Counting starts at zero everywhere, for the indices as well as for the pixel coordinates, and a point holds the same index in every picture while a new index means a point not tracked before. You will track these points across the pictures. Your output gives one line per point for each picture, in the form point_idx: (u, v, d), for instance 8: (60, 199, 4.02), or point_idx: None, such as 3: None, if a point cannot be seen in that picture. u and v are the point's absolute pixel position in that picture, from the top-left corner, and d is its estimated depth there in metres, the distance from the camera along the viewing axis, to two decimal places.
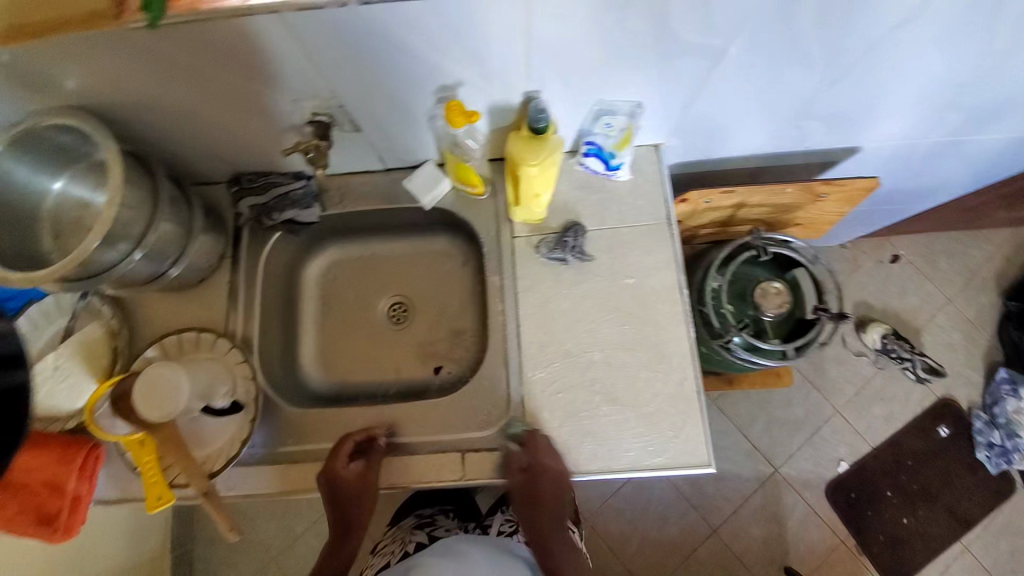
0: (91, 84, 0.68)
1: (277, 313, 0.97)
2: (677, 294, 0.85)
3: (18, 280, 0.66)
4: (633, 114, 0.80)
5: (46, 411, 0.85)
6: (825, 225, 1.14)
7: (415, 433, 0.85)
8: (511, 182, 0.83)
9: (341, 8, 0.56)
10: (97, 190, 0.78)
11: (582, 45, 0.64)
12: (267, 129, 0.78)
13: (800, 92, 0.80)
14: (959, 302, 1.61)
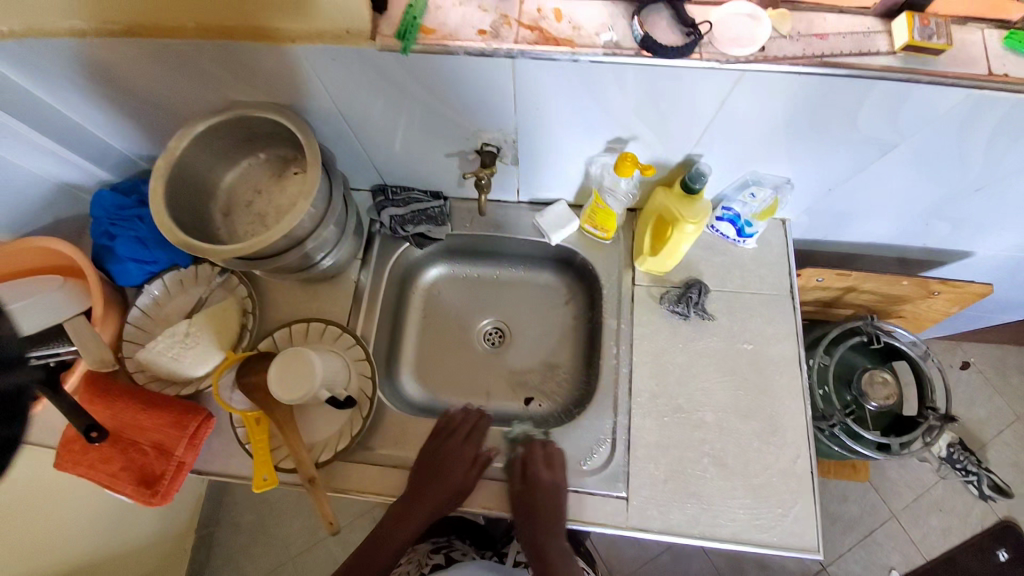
0: (304, 89, 0.73)
1: (389, 317, 1.01)
2: (796, 367, 0.86)
3: (207, 251, 0.70)
4: (780, 188, 0.83)
5: (167, 374, 0.89)
6: (926, 321, 1.14)
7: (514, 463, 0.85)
8: (652, 234, 0.84)
9: (570, 61, 0.59)
10: (271, 179, 0.84)
11: (765, 124, 0.68)
12: (434, 151, 0.84)
13: (943, 194, 0.82)
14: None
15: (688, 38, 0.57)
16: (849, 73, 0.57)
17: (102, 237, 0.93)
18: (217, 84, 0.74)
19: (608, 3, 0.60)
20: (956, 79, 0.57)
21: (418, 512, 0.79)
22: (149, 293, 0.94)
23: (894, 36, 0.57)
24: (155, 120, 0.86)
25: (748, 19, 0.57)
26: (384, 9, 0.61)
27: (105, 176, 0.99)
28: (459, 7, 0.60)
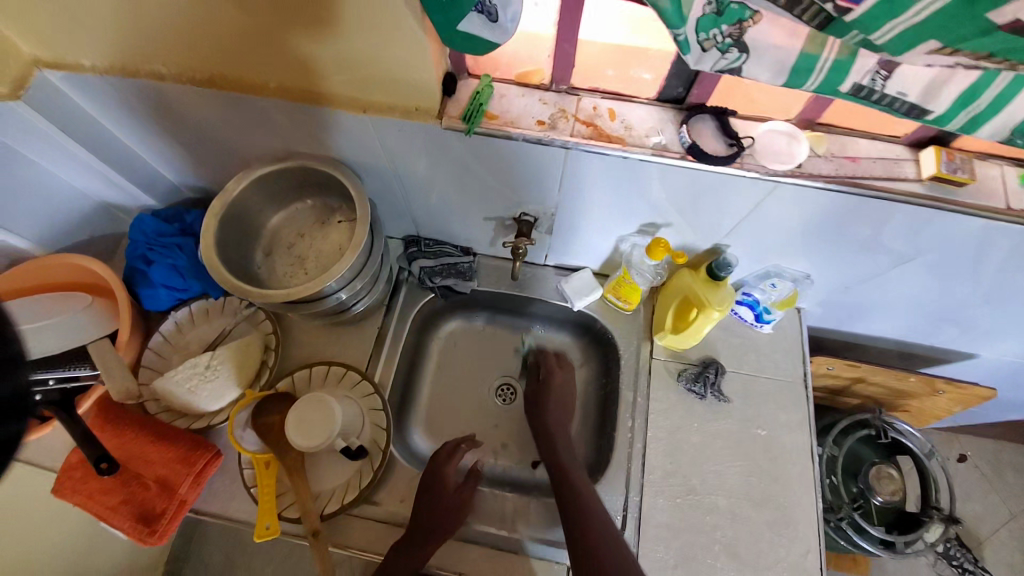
0: (363, 149, 0.77)
1: (407, 366, 1.01)
2: (808, 459, 0.87)
3: (256, 297, 0.73)
4: (798, 282, 0.87)
5: (181, 406, 0.89)
6: (929, 416, 1.15)
7: (523, 531, 0.84)
8: (675, 315, 0.88)
9: (618, 156, 0.64)
10: (315, 225, 0.87)
11: (792, 225, 0.72)
12: (473, 212, 0.88)
13: (953, 300, 0.86)
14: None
15: (731, 148, 0.62)
16: (876, 194, 0.62)
17: (138, 261, 0.94)
18: (280, 135, 0.78)
19: (659, 108, 0.65)
20: (976, 210, 0.62)
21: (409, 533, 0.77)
22: (174, 320, 0.96)
23: (923, 165, 0.62)
24: (211, 157, 0.88)
25: (786, 138, 0.62)
26: (452, 92, 0.66)
27: (148, 201, 1.00)
28: (522, 98, 0.66)
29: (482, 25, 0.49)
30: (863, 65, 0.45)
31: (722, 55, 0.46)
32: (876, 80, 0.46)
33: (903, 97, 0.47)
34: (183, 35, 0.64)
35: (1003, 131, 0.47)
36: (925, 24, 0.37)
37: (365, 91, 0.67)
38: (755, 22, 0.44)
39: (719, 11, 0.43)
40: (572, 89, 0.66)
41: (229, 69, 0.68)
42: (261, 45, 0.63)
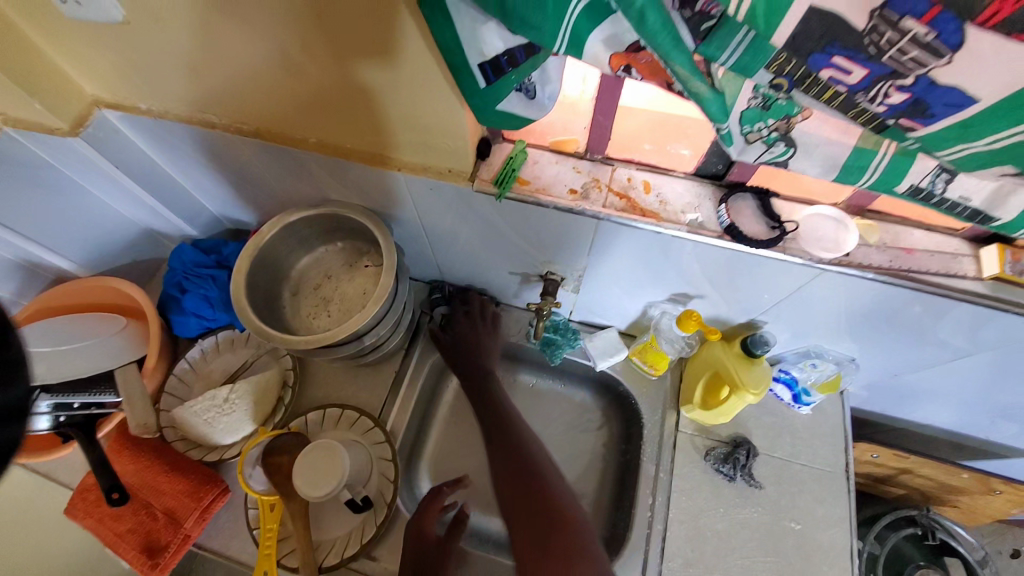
0: (396, 200, 0.78)
1: (420, 413, 0.99)
2: (848, 562, 0.79)
3: (279, 342, 0.74)
4: (842, 364, 0.82)
5: (197, 437, 0.89)
6: (986, 517, 1.02)
7: None
8: (703, 388, 0.83)
9: (653, 232, 0.62)
10: (344, 268, 0.88)
11: (837, 309, 0.67)
12: (499, 265, 0.87)
13: (1017, 398, 0.78)
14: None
15: (773, 231, 0.59)
16: (931, 290, 0.58)
17: (173, 288, 0.97)
18: (317, 181, 0.80)
19: (695, 183, 0.63)
20: None
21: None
22: (200, 348, 0.97)
23: (983, 264, 0.57)
24: (251, 195, 0.92)
25: (834, 223, 0.59)
26: (486, 155, 0.66)
27: (190, 230, 1.04)
28: (555, 165, 0.66)
29: (520, 101, 0.48)
30: (922, 167, 0.41)
31: (768, 147, 0.44)
32: (937, 182, 0.42)
33: (967, 202, 0.43)
34: (238, 89, 0.67)
35: None
36: (1007, 150, 0.33)
37: (405, 119, 0.62)
38: (803, 118, 0.42)
39: (765, 106, 0.40)
40: (606, 158, 0.65)
41: (278, 122, 0.71)
42: (310, 103, 0.65)
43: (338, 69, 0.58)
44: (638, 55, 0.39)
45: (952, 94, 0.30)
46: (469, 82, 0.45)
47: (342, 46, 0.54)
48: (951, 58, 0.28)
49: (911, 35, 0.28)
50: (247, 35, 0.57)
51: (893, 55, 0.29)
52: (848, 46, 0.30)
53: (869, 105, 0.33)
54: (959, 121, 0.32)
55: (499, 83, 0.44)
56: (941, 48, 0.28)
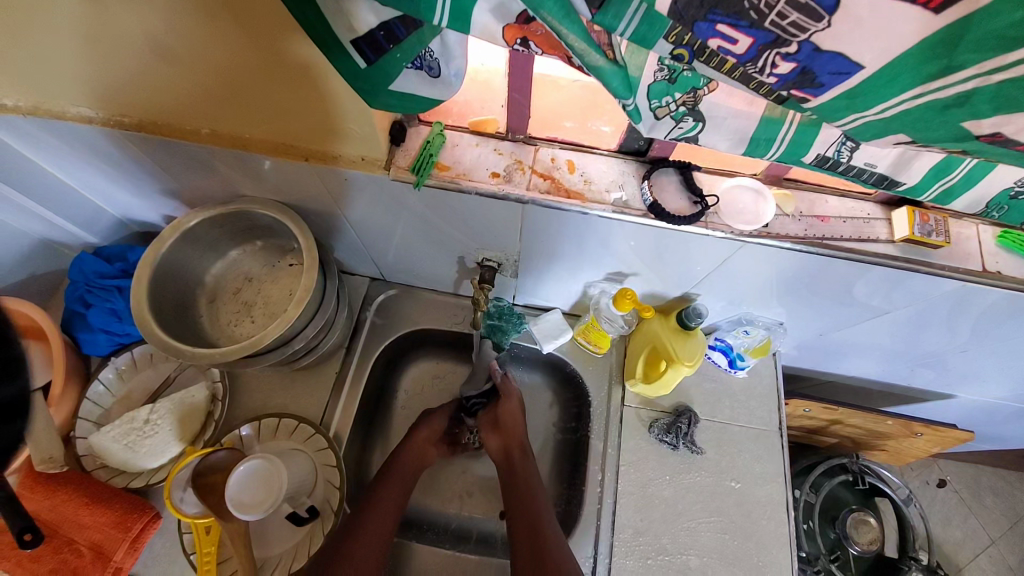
0: (314, 192, 0.72)
1: (367, 410, 0.94)
2: (784, 513, 0.84)
3: (193, 354, 0.68)
4: (772, 329, 0.85)
5: (117, 463, 0.82)
6: (909, 456, 1.10)
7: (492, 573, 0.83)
8: (644, 363, 0.84)
9: (579, 213, 0.61)
10: (265, 270, 0.82)
11: (762, 278, 0.69)
12: (434, 254, 0.83)
13: (930, 347, 0.83)
14: (1003, 547, 1.32)
15: (696, 206, 0.59)
16: (848, 255, 0.60)
17: (76, 304, 0.88)
18: (222, 177, 0.72)
19: (620, 161, 0.62)
20: (949, 272, 0.60)
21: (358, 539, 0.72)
22: (114, 367, 0.88)
23: (894, 227, 0.60)
24: (154, 193, 0.82)
25: (752, 195, 0.60)
26: (401, 141, 0.62)
27: (91, 238, 0.93)
28: (475, 147, 0.62)
29: (421, 80, 0.44)
30: (826, 137, 0.40)
31: (676, 123, 0.43)
32: (842, 151, 0.42)
33: (873, 168, 0.44)
34: (112, 72, 0.58)
35: (978, 203, 0.47)
36: (893, 120, 0.33)
37: (316, 108, 0.57)
38: (710, 90, 0.40)
39: (671, 79, 0.39)
40: (529, 138, 0.62)
41: (162, 107, 0.62)
42: (213, 89, 0.58)
43: (251, 52, 0.52)
44: (532, 27, 0.35)
45: (836, 61, 0.30)
46: (347, 68, 0.40)
47: (256, 21, 0.48)
48: (829, 22, 0.28)
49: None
50: (138, 10, 0.49)
51: (773, 19, 0.28)
52: (730, 12, 0.29)
53: (760, 77, 0.32)
54: (846, 92, 0.31)
55: (381, 63, 0.39)
56: (818, 10, 0.28)
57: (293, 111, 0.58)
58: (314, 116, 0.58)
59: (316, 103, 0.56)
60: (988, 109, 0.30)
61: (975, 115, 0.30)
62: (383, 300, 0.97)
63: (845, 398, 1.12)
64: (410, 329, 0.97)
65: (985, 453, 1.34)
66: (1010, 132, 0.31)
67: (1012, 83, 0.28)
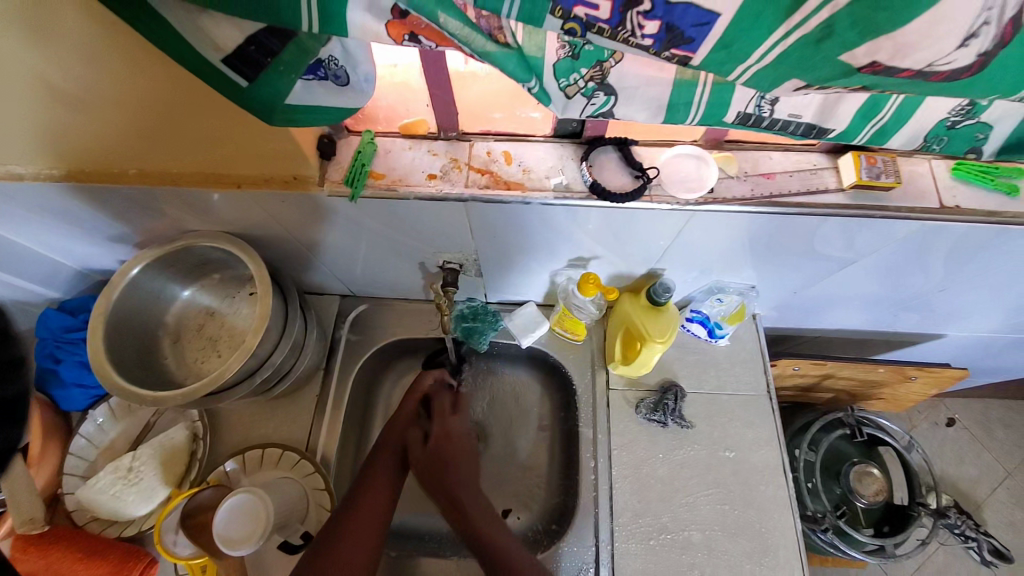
0: (259, 219, 0.71)
1: (356, 428, 0.93)
2: (781, 476, 0.83)
3: (151, 399, 0.67)
4: (745, 294, 0.84)
5: (107, 513, 0.81)
6: (908, 401, 1.09)
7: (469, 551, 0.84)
8: (622, 345, 0.83)
9: (522, 203, 0.59)
10: (226, 303, 0.81)
11: (723, 244, 0.68)
12: (397, 264, 0.82)
13: (912, 289, 0.82)
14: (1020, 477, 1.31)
15: (637, 181, 0.58)
16: (798, 210, 0.59)
17: (44, 361, 0.85)
18: (168, 217, 0.71)
19: (556, 145, 0.61)
20: (905, 213, 0.59)
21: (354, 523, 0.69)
22: (93, 421, 0.87)
23: (842, 174, 0.59)
24: (104, 240, 0.80)
25: (695, 161, 0.59)
26: (331, 154, 0.61)
27: (54, 293, 0.91)
28: (409, 151, 0.61)
29: (328, 89, 0.42)
30: (743, 94, 0.40)
31: (588, 100, 0.42)
32: (762, 106, 0.41)
33: (798, 119, 0.43)
34: (28, 126, 0.56)
35: (916, 137, 0.45)
36: (781, 64, 0.31)
37: (233, 131, 0.56)
38: (616, 62, 0.38)
39: (574, 55, 0.37)
40: (462, 135, 0.62)
41: (87, 154, 0.61)
42: (128, 130, 0.57)
43: (156, 85, 0.50)
44: (413, 20, 0.34)
45: (693, 11, 0.28)
46: (229, 88, 0.39)
47: (152, 53, 0.47)
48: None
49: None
50: (53, 56, 0.47)
51: None
52: None
53: (635, 40, 0.31)
54: (719, 41, 0.30)
55: (262, 79, 0.38)
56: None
57: (214, 137, 0.57)
58: (234, 139, 0.57)
59: (232, 127, 0.55)
60: (855, 37, 0.28)
61: (845, 47, 0.28)
62: (355, 316, 0.96)
63: (838, 350, 1.11)
64: (391, 340, 0.95)
65: (988, 386, 1.33)
66: (888, 59, 0.29)
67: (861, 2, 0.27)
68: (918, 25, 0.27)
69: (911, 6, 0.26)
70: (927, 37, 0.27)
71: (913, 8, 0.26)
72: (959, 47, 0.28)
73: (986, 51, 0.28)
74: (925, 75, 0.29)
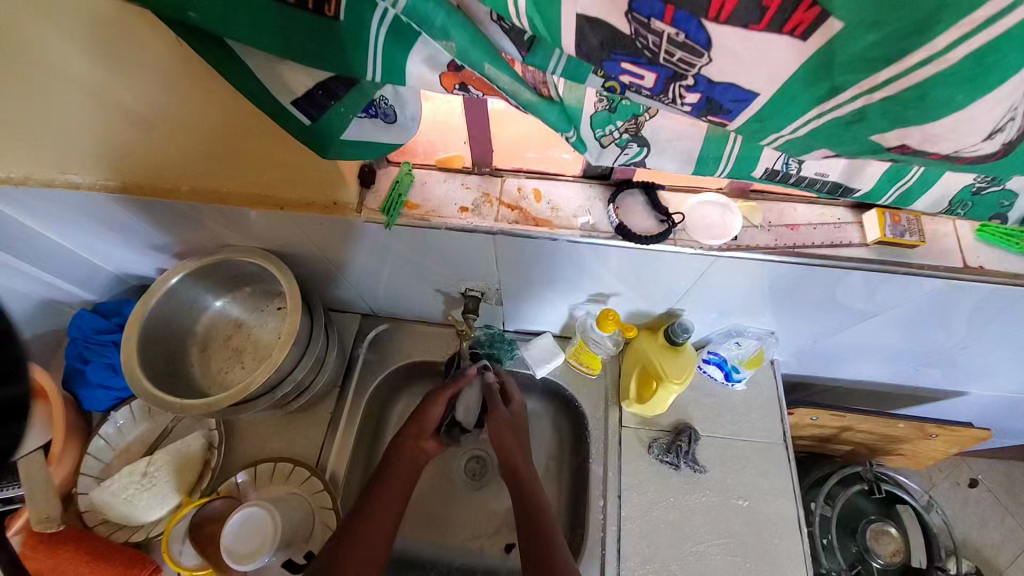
0: (295, 238, 0.74)
1: (365, 449, 0.93)
2: (796, 530, 0.80)
3: (177, 405, 0.69)
4: (763, 339, 0.84)
5: (117, 517, 0.82)
6: (929, 459, 1.05)
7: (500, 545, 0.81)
8: (638, 382, 0.83)
9: (549, 239, 0.62)
10: (254, 316, 0.84)
11: (744, 289, 0.68)
12: (421, 289, 0.84)
13: (937, 345, 0.80)
14: None
15: (663, 224, 0.60)
16: (821, 262, 0.60)
17: (74, 360, 0.89)
18: (209, 230, 0.75)
19: (585, 186, 0.64)
20: (928, 271, 0.59)
21: (385, 517, 0.67)
22: (113, 423, 0.88)
23: (866, 230, 0.60)
24: (145, 248, 0.84)
25: (719, 209, 0.60)
26: (371, 183, 0.64)
27: (90, 295, 0.95)
28: (444, 184, 0.64)
29: (378, 127, 0.45)
30: (771, 153, 0.41)
31: (622, 149, 0.44)
32: (790, 164, 0.43)
33: (825, 177, 0.45)
34: (94, 139, 0.60)
35: (941, 202, 0.46)
36: (812, 136, 0.32)
37: (283, 155, 0.59)
38: (651, 117, 0.41)
39: (612, 108, 0.40)
40: (495, 171, 0.64)
41: (145, 170, 0.65)
42: (188, 150, 0.61)
43: (221, 112, 0.54)
44: (467, 73, 0.37)
45: (732, 90, 0.30)
46: (293, 124, 0.42)
47: (222, 85, 0.51)
48: (711, 56, 0.28)
49: (665, 36, 0.28)
50: (130, 82, 0.52)
51: (665, 57, 0.29)
52: (629, 52, 0.30)
53: (675, 106, 0.33)
54: (753, 115, 0.32)
55: (325, 118, 0.41)
56: (695, 48, 0.28)
57: (266, 161, 0.61)
58: (282, 164, 0.61)
59: (281, 151, 0.59)
60: (884, 123, 0.29)
61: (875, 130, 0.30)
62: (374, 335, 0.98)
63: (857, 401, 1.09)
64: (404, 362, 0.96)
65: (1014, 448, 1.28)
66: (916, 144, 0.30)
67: (893, 99, 0.27)
68: (945, 122, 0.27)
69: (941, 108, 0.27)
70: (956, 130, 0.28)
71: (944, 109, 0.27)
72: (986, 139, 0.29)
73: (1011, 141, 0.29)
74: (951, 158, 0.31)
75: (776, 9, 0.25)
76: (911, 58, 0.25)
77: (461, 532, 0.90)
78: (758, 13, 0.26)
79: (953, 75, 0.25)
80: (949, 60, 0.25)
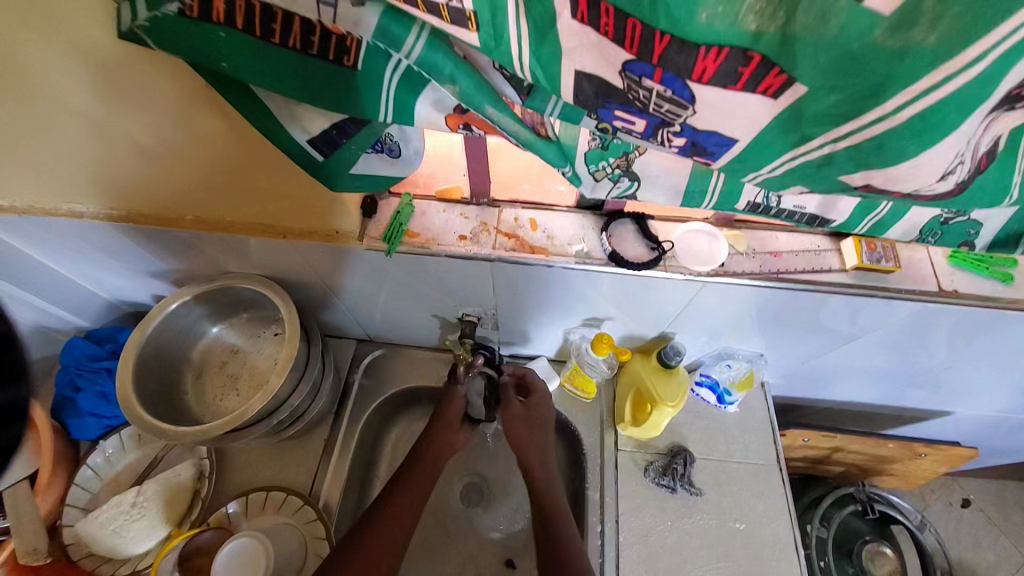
0: (295, 265, 0.75)
1: (359, 477, 0.91)
2: (794, 553, 0.80)
3: (173, 432, 0.69)
4: (754, 361, 0.86)
5: (102, 550, 0.79)
6: (920, 479, 1.06)
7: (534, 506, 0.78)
8: (633, 406, 0.85)
9: (544, 265, 0.64)
10: (252, 342, 0.84)
11: (732, 313, 0.71)
12: (420, 314, 0.85)
13: (920, 365, 0.83)
14: None
15: (653, 252, 0.63)
16: (804, 286, 0.63)
17: (66, 388, 0.87)
18: (210, 257, 0.76)
19: (579, 215, 0.67)
20: (906, 295, 0.63)
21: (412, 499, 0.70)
22: (102, 452, 0.86)
23: (845, 256, 0.64)
24: (144, 275, 0.85)
25: (706, 238, 0.64)
26: (372, 213, 0.67)
27: (83, 321, 0.94)
28: (443, 213, 0.67)
29: (383, 161, 0.48)
30: (752, 189, 0.45)
31: (614, 184, 0.47)
32: (770, 198, 0.46)
33: (802, 209, 0.48)
34: (101, 170, 0.62)
35: (912, 230, 0.49)
36: (788, 176, 0.35)
37: (287, 183, 0.61)
38: (640, 154, 0.44)
39: (604, 146, 0.43)
40: (493, 201, 0.67)
41: (149, 199, 0.66)
42: (195, 180, 0.62)
43: (233, 143, 0.56)
44: (471, 115, 0.40)
45: (715, 137, 0.33)
46: (304, 160, 0.44)
47: (234, 121, 0.53)
48: (695, 109, 0.32)
49: (655, 91, 0.31)
50: (140, 117, 0.54)
51: (654, 108, 0.33)
52: (621, 101, 0.33)
53: (663, 148, 0.36)
54: (734, 156, 0.35)
55: (335, 154, 0.44)
56: (681, 102, 0.31)
57: (272, 192, 0.63)
58: (286, 189, 0.62)
59: (285, 179, 0.61)
60: (849, 168, 0.32)
61: (843, 173, 0.33)
62: (371, 360, 0.98)
63: (847, 421, 1.10)
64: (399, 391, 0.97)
65: (1001, 467, 1.29)
66: (880, 185, 0.33)
67: (857, 150, 0.30)
68: (904, 167, 0.30)
69: (897, 156, 0.30)
70: (913, 174, 0.31)
71: (901, 157, 0.30)
72: (940, 180, 0.32)
73: (963, 179, 0.33)
74: (913, 196, 0.34)
75: (750, 74, 0.28)
76: (866, 116, 0.28)
77: (456, 566, 0.88)
78: (734, 77, 0.29)
79: (902, 130, 0.28)
80: (899, 118, 0.28)
